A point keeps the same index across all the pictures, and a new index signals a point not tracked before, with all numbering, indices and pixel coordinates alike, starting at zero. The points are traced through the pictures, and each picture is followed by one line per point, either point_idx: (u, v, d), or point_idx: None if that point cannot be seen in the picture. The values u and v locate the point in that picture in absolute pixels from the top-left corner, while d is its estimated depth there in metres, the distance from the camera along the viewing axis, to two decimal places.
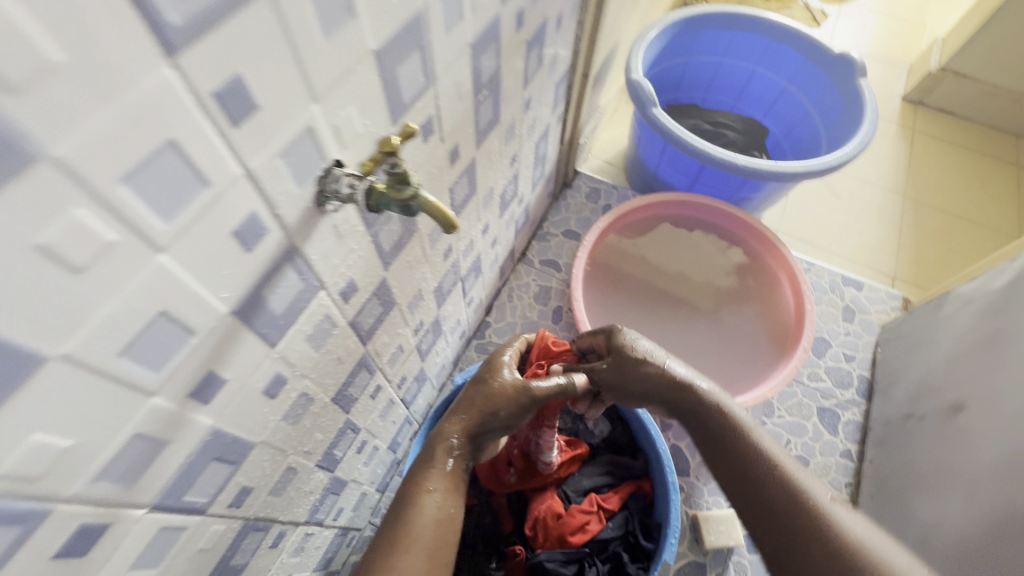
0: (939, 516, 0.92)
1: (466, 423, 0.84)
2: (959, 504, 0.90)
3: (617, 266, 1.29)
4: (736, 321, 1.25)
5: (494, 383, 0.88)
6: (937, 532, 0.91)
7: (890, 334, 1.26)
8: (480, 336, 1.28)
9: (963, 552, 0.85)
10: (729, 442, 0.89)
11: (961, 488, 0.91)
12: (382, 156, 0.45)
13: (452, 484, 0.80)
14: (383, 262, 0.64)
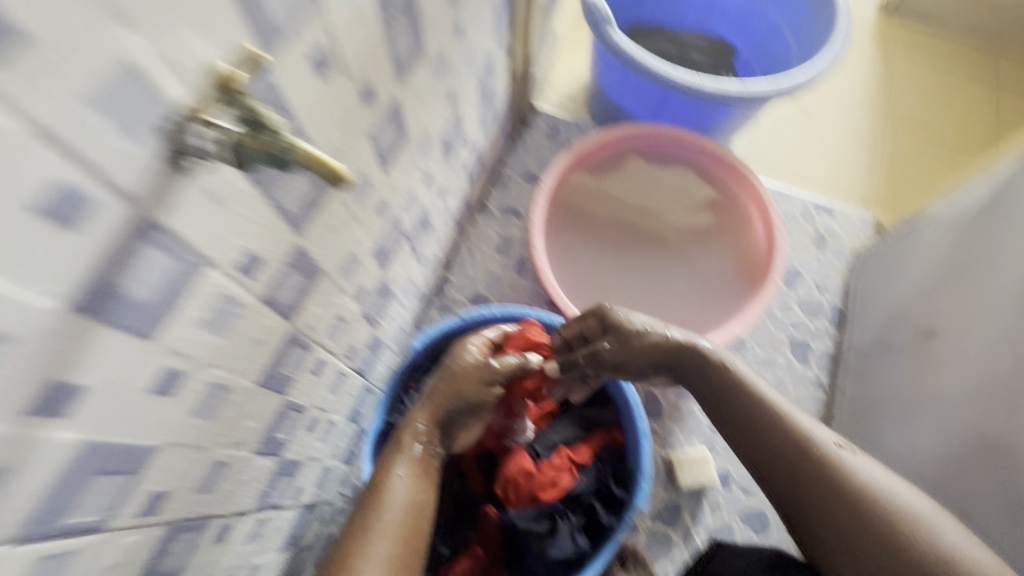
0: (910, 445, 0.88)
1: (433, 408, 0.77)
2: (928, 433, 0.85)
3: (579, 206, 1.20)
4: (705, 257, 1.19)
5: (457, 363, 0.81)
6: (905, 459, 0.87)
7: (862, 261, 1.21)
8: (440, 294, 1.20)
9: (935, 481, 0.82)
10: (725, 392, 0.78)
11: (933, 415, 0.85)
12: (226, 100, 0.37)
13: (422, 469, 0.73)
14: (293, 227, 0.55)
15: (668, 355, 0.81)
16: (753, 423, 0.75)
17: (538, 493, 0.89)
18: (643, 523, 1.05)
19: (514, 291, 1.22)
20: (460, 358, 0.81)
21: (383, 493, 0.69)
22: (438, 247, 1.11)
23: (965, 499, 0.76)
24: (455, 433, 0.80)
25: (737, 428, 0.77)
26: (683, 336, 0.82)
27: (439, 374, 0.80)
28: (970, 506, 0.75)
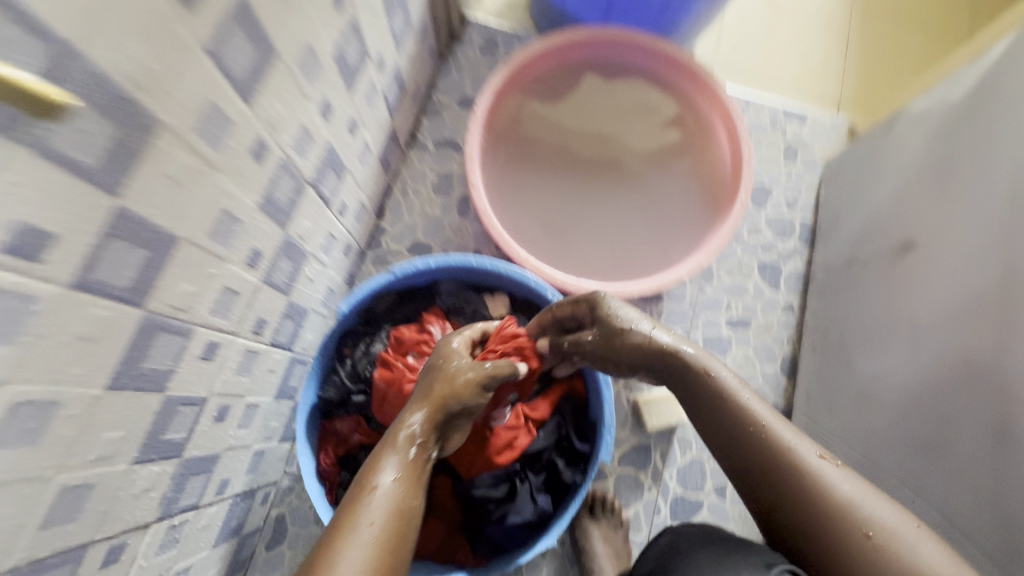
0: (884, 370, 0.79)
1: (431, 407, 0.68)
2: (902, 358, 0.76)
3: (524, 134, 1.06)
4: (665, 182, 1.07)
5: (452, 366, 0.73)
6: (880, 386, 0.79)
7: (833, 171, 1.11)
8: (374, 246, 1.07)
9: (908, 416, 0.73)
10: (701, 397, 0.67)
11: (907, 337, 0.77)
12: None
13: (413, 472, 0.63)
14: (97, 184, 0.40)
15: (649, 357, 0.70)
16: (731, 432, 0.64)
17: (494, 458, 0.81)
18: (611, 469, 1.00)
19: (458, 235, 1.09)
20: (451, 361, 0.73)
21: (370, 493, 0.59)
22: (362, 193, 0.96)
23: (938, 429, 0.68)
24: (449, 439, 0.71)
25: (713, 435, 0.66)
26: (670, 341, 0.70)
27: (434, 374, 0.72)
28: (945, 435, 0.67)
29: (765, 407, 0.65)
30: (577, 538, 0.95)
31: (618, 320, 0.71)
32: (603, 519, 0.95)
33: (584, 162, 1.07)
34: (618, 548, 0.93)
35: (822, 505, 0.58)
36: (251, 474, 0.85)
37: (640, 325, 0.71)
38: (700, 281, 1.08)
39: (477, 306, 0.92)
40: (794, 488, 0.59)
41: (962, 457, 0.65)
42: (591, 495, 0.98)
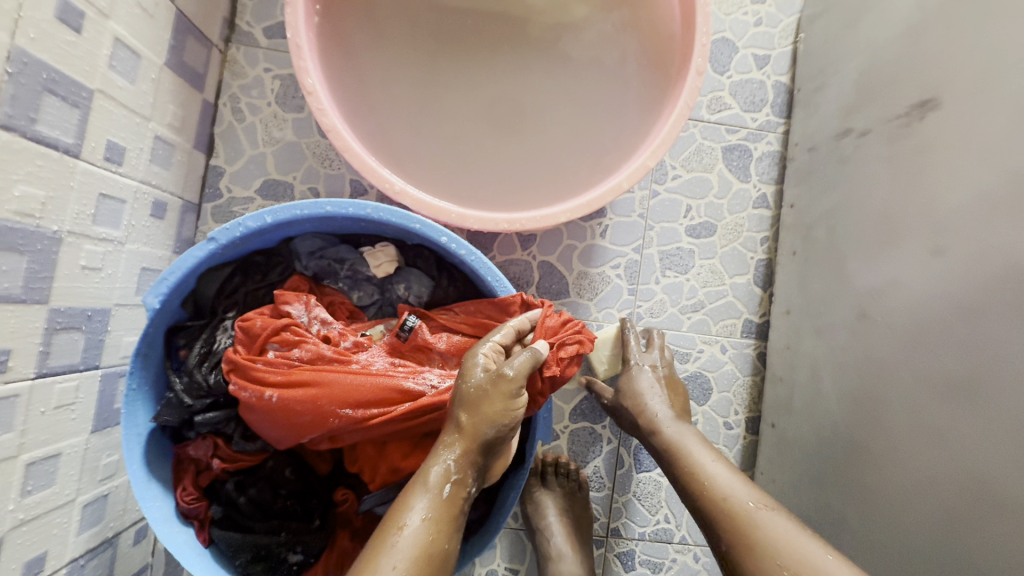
0: (892, 280, 0.62)
1: (463, 436, 0.52)
2: (918, 267, 0.58)
3: (395, 3, 0.75)
4: (590, 50, 0.78)
5: (471, 383, 0.54)
6: (885, 300, 0.62)
7: (815, 7, 0.82)
8: (211, 195, 0.78)
9: (921, 344, 0.57)
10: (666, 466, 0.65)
11: (926, 237, 0.58)
12: None
13: (449, 513, 0.50)
14: None
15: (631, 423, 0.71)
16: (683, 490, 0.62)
17: (398, 463, 0.64)
18: (562, 427, 0.84)
19: (326, 163, 0.80)
20: (471, 376, 0.54)
21: (394, 540, 0.47)
22: (152, 124, 0.65)
23: (970, 358, 0.52)
24: (492, 467, 0.55)
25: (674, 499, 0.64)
26: (664, 414, 0.70)
27: (460, 392, 0.53)
28: (980, 365, 0.51)
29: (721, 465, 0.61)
30: (530, 511, 0.81)
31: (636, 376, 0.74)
32: (559, 486, 0.81)
33: (484, 35, 0.79)
34: (577, 518, 0.80)
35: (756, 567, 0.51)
36: (95, 525, 0.65)
37: (650, 400, 0.71)
38: (651, 183, 0.84)
39: (353, 264, 0.68)
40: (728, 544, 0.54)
41: (1013, 408, 0.48)
42: (542, 460, 0.83)
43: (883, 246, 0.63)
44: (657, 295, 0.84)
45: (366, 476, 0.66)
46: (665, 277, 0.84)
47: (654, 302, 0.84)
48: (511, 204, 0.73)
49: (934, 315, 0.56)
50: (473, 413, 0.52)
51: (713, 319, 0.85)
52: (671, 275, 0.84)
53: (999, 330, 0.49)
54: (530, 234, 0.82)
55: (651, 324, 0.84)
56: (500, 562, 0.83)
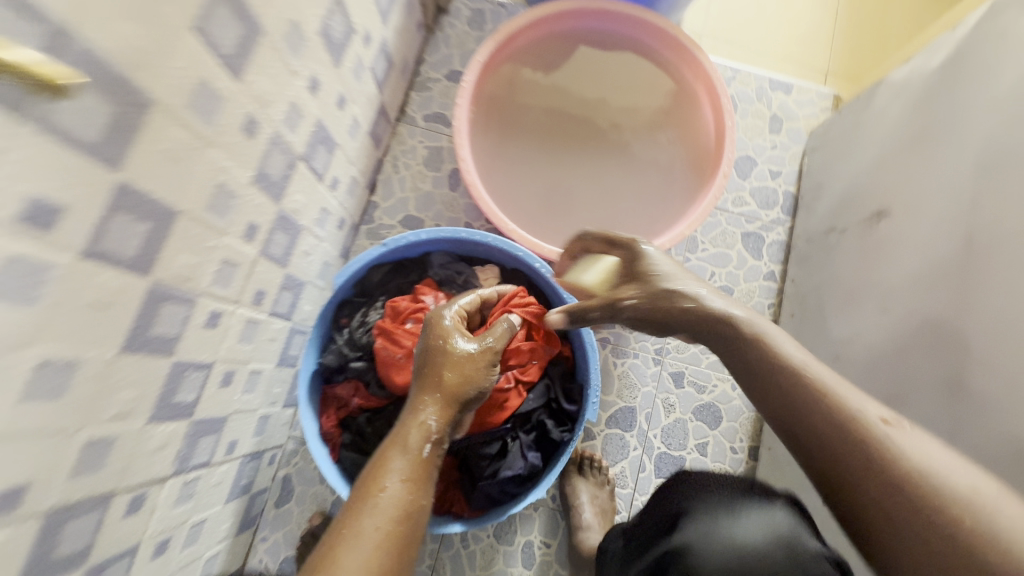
0: (857, 331, 0.85)
1: (444, 398, 0.69)
2: (872, 321, 0.82)
3: (515, 107, 1.10)
4: (649, 152, 1.10)
5: (453, 353, 0.72)
6: (851, 346, 0.85)
7: (817, 141, 1.13)
8: (368, 220, 1.10)
9: (871, 374, 0.80)
10: (762, 366, 0.59)
11: (876, 302, 0.83)
12: None
13: (422, 472, 0.65)
14: (100, 158, 0.43)
15: (716, 334, 0.61)
16: (822, 443, 0.54)
17: (485, 418, 0.87)
18: (598, 430, 1.06)
19: (450, 209, 1.11)
20: (453, 347, 0.72)
21: (379, 496, 0.60)
22: (354, 168, 0.98)
23: (901, 384, 0.74)
24: (459, 426, 0.73)
25: (813, 446, 0.55)
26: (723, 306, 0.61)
27: (434, 366, 0.71)
28: (907, 389, 0.73)
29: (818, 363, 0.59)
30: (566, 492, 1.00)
31: (646, 269, 0.66)
32: (591, 476, 1.01)
33: (572, 129, 1.11)
34: (601, 505, 0.99)
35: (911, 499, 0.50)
36: (258, 437, 0.91)
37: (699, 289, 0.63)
38: (685, 252, 1.11)
39: (468, 277, 0.96)
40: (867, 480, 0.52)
41: (919, 416, 0.70)
42: (581, 453, 1.04)
43: (850, 308, 0.88)
44: None
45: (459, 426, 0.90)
46: None
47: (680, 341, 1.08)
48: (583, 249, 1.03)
49: (878, 353, 0.79)
50: (458, 375, 0.70)
51: None
52: None
53: (914, 362, 0.72)
54: None
55: (676, 358, 1.08)
56: (536, 534, 1.02)
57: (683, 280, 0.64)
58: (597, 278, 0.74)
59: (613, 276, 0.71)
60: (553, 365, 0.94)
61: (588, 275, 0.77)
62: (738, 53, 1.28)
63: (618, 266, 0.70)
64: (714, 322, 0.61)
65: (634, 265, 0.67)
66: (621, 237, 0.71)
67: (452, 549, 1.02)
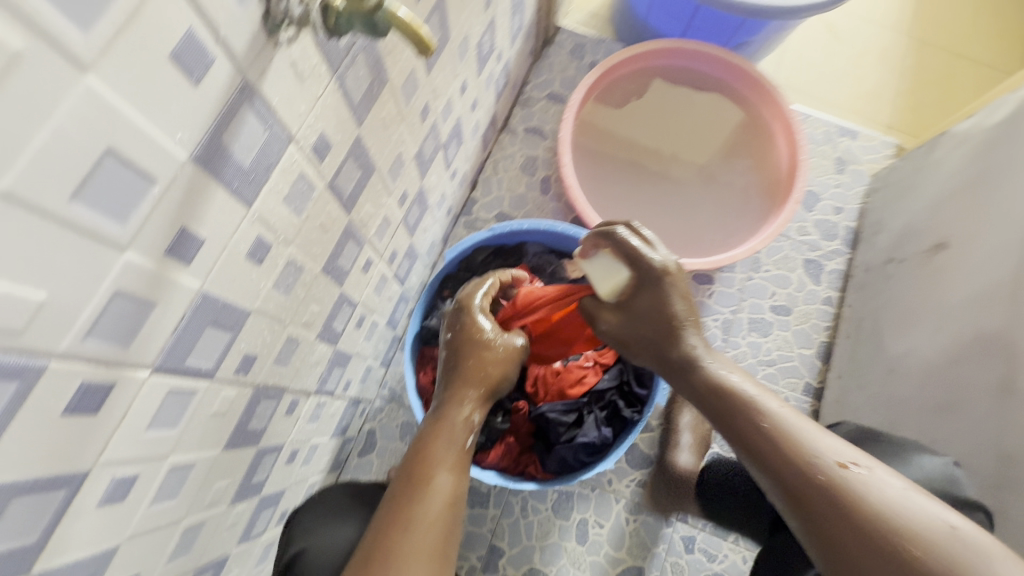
0: (915, 347, 0.97)
1: (486, 394, 0.73)
2: (927, 338, 0.95)
3: (610, 130, 1.26)
4: (729, 177, 1.25)
5: (497, 348, 0.75)
6: (906, 361, 0.98)
7: (879, 183, 1.23)
8: (467, 213, 1.24)
9: (925, 384, 0.92)
10: (738, 419, 0.63)
11: (931, 321, 0.96)
12: None
13: (464, 462, 0.68)
14: (355, 115, 0.57)
15: (689, 382, 0.69)
16: (783, 481, 0.58)
17: (566, 390, 1.00)
18: (656, 423, 1.15)
19: (539, 210, 1.25)
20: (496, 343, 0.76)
21: (427, 490, 0.62)
22: (467, 163, 1.12)
23: (955, 391, 0.86)
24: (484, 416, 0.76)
25: (783, 493, 0.58)
26: (699, 350, 0.70)
27: (478, 359, 0.74)
28: (959, 395, 0.85)
29: (793, 414, 0.62)
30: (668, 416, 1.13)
31: (654, 303, 0.70)
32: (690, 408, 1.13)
33: (657, 153, 1.27)
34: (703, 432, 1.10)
35: (873, 539, 0.52)
36: (361, 385, 1.03)
37: (690, 330, 0.71)
38: (750, 270, 1.21)
39: (557, 267, 1.08)
40: (826, 513, 0.54)
41: (970, 417, 0.82)
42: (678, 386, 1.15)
43: (906, 328, 1.00)
44: (742, 346, 1.17)
45: (540, 396, 1.02)
46: (749, 335, 1.17)
47: (739, 351, 1.16)
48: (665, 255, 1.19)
49: (932, 365, 0.92)
50: (501, 370, 0.75)
51: (781, 374, 1.15)
52: (753, 335, 1.18)
53: (964, 371, 0.85)
54: None
55: None
56: (590, 513, 1.10)
57: (690, 328, 0.71)
58: (608, 284, 0.74)
59: (624, 288, 0.73)
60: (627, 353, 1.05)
61: (595, 276, 0.76)
62: (807, 101, 1.41)
63: (629, 283, 0.72)
64: (691, 370, 0.69)
65: (646, 292, 0.71)
66: (647, 256, 0.71)
67: (512, 518, 1.09)
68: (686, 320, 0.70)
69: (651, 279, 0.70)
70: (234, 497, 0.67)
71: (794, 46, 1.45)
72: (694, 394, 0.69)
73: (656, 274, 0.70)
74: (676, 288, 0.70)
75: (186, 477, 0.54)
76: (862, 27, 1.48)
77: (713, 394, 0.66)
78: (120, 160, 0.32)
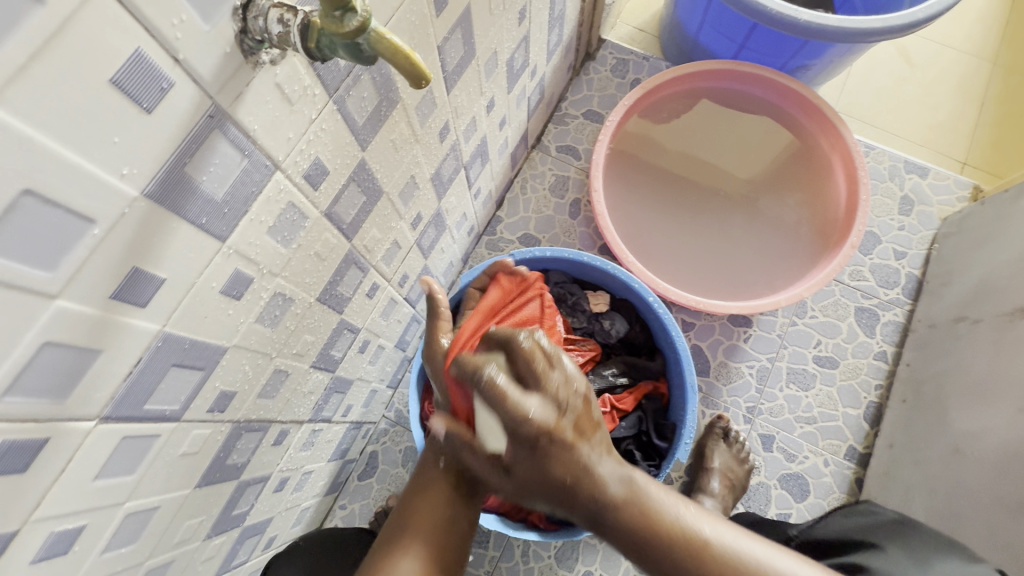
0: (983, 428, 0.86)
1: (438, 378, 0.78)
2: (1005, 419, 0.83)
3: (648, 153, 1.18)
4: (777, 212, 1.15)
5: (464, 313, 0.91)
6: (976, 441, 0.86)
7: (951, 229, 1.10)
8: (490, 232, 1.18)
9: (1000, 473, 0.81)
10: (672, 556, 0.53)
11: (1011, 400, 0.84)
12: (330, 7, 0.31)
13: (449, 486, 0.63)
14: (358, 139, 0.52)
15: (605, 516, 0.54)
16: None
17: None
18: (675, 477, 1.05)
19: (567, 234, 1.18)
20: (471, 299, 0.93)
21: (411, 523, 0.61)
22: (492, 181, 1.06)
23: None
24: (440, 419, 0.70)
25: None
26: (608, 471, 0.55)
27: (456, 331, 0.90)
28: None
29: (721, 526, 0.56)
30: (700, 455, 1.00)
31: (553, 474, 0.53)
32: (731, 445, 1.00)
33: (697, 180, 1.18)
34: (736, 480, 0.97)
35: None
36: (363, 408, 0.98)
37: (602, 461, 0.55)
38: (793, 315, 1.10)
39: (578, 299, 1.02)
40: None
41: None
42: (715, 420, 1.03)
43: (979, 404, 0.88)
44: (779, 400, 1.06)
45: None
46: (787, 388, 1.07)
47: (774, 404, 1.06)
48: (699, 291, 1.11)
49: (1007, 454, 0.81)
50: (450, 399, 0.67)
51: (821, 435, 1.04)
52: (792, 388, 1.07)
53: None
54: (690, 322, 1.11)
55: (769, 420, 1.05)
56: (597, 566, 1.02)
57: (598, 455, 0.55)
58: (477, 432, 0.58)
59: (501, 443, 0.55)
60: (649, 400, 0.98)
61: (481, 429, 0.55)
62: (871, 131, 1.28)
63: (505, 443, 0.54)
64: (624, 515, 0.54)
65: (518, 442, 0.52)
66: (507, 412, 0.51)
67: (512, 561, 1.02)
68: (590, 459, 0.54)
69: (527, 438, 0.52)
70: (209, 532, 0.63)
71: (860, 70, 1.33)
72: (611, 526, 0.55)
73: (537, 440, 0.52)
74: (586, 439, 0.54)
75: (149, 520, 0.50)
76: (940, 52, 1.34)
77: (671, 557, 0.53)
78: (46, 201, 0.28)
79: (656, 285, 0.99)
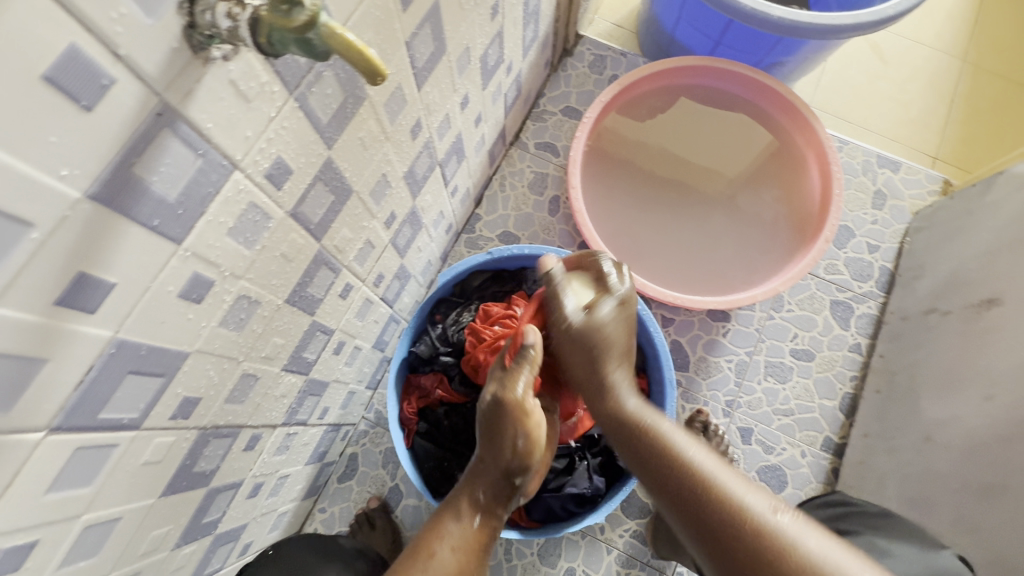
0: (953, 416, 0.88)
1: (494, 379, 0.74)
2: (973, 407, 0.85)
3: (626, 150, 1.18)
4: (754, 208, 1.16)
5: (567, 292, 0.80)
6: (946, 430, 0.88)
7: (922, 223, 1.12)
8: (469, 230, 1.17)
9: (968, 460, 0.83)
10: (658, 465, 0.64)
11: (980, 389, 0.86)
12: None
13: (475, 543, 0.68)
14: (323, 137, 0.51)
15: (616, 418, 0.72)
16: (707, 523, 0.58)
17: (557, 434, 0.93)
18: None
19: (546, 231, 1.18)
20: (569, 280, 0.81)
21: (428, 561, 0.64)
22: (469, 179, 1.05)
23: (1003, 474, 0.77)
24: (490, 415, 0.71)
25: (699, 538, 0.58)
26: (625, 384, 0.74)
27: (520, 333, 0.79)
28: (1007, 479, 0.76)
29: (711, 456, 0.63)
30: None
31: (609, 331, 0.75)
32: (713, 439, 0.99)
33: (675, 177, 1.18)
34: None
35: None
36: (341, 410, 0.97)
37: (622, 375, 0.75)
38: (770, 309, 1.11)
39: None
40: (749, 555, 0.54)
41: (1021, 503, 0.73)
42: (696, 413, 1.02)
43: (949, 393, 0.90)
44: (757, 393, 1.07)
45: None
46: (765, 381, 1.08)
47: (753, 398, 1.07)
48: (678, 288, 1.11)
49: (975, 442, 0.83)
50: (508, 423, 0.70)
51: (798, 427, 1.06)
52: (770, 381, 1.08)
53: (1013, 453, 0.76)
54: (670, 318, 1.11)
55: (748, 414, 1.06)
56: (579, 562, 1.02)
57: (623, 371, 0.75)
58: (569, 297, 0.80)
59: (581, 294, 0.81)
60: None
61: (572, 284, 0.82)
62: (845, 126, 1.30)
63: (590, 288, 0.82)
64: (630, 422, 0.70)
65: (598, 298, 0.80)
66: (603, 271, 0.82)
67: (494, 560, 1.02)
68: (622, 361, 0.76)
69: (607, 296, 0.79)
70: (178, 541, 0.61)
71: (835, 66, 1.35)
72: (619, 428, 0.71)
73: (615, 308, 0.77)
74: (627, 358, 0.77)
75: (110, 532, 0.48)
76: (912, 48, 1.36)
77: (660, 462, 0.64)
78: None
79: (634, 282, 0.99)
